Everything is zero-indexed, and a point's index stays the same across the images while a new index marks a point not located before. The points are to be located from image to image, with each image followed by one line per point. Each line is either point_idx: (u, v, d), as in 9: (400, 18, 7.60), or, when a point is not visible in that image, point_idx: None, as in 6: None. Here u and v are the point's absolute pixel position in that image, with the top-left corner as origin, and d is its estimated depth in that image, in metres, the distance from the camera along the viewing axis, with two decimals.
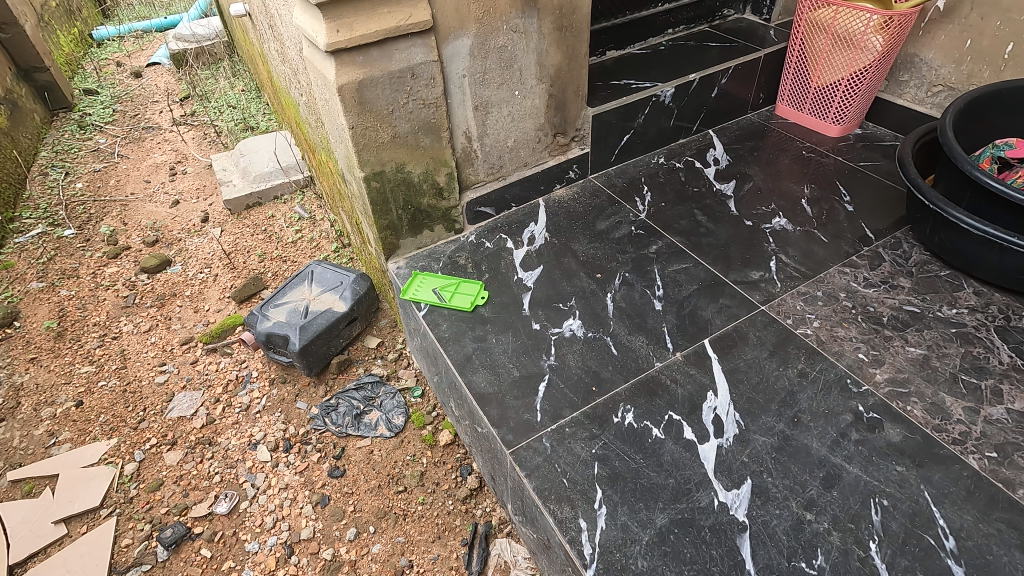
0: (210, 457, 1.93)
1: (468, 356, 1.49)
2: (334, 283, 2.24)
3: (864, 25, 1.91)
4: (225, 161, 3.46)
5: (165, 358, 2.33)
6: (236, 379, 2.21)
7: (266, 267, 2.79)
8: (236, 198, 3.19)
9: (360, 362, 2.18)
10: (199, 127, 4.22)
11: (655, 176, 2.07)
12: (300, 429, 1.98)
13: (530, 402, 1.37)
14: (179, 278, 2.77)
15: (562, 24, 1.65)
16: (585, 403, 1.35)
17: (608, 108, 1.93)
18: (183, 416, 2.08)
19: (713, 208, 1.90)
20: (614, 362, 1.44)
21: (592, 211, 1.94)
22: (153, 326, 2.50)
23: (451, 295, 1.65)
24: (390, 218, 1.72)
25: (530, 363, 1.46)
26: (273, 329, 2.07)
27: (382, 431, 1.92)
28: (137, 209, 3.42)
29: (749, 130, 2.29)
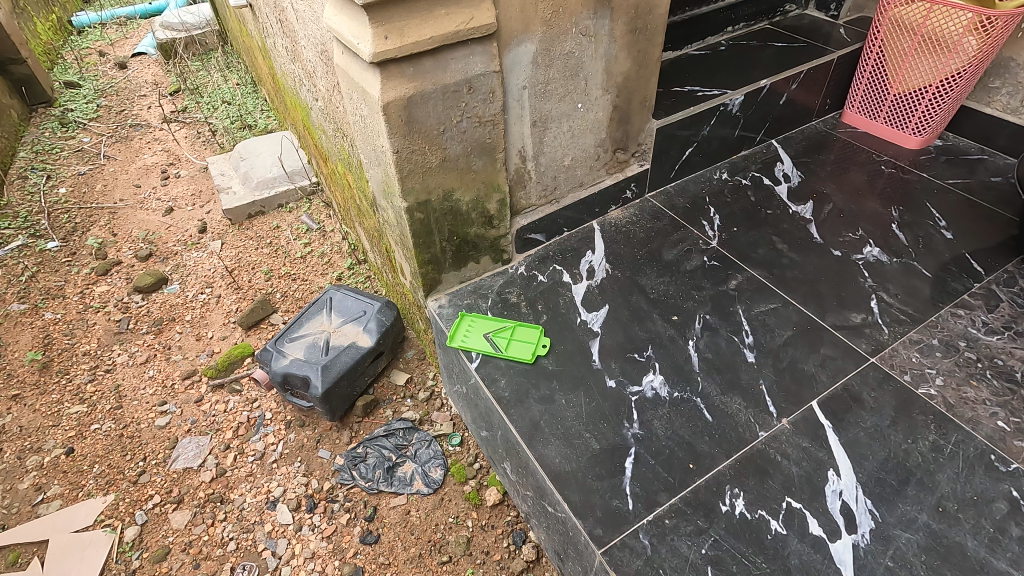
0: (223, 519, 1.70)
1: (535, 423, 1.27)
2: (356, 313, 2.01)
3: (960, 27, 1.68)
4: (223, 165, 3.18)
5: (166, 396, 2.09)
6: (247, 421, 1.98)
7: (274, 286, 2.54)
8: (236, 207, 2.93)
9: (388, 403, 1.95)
10: (191, 125, 3.92)
11: (720, 195, 1.84)
12: (324, 484, 1.76)
13: (617, 484, 1.15)
14: (177, 299, 2.51)
15: (636, 26, 1.41)
16: (683, 487, 1.14)
17: (674, 119, 1.71)
18: (189, 467, 1.85)
19: (793, 234, 1.68)
20: (710, 431, 1.22)
21: (655, 236, 1.71)
22: (150, 356, 2.25)
23: (508, 343, 1.43)
24: (432, 251, 1.48)
25: (609, 432, 1.23)
26: (291, 369, 1.83)
27: (419, 487, 1.71)
28: (127, 218, 3.14)
29: (816, 140, 2.07)
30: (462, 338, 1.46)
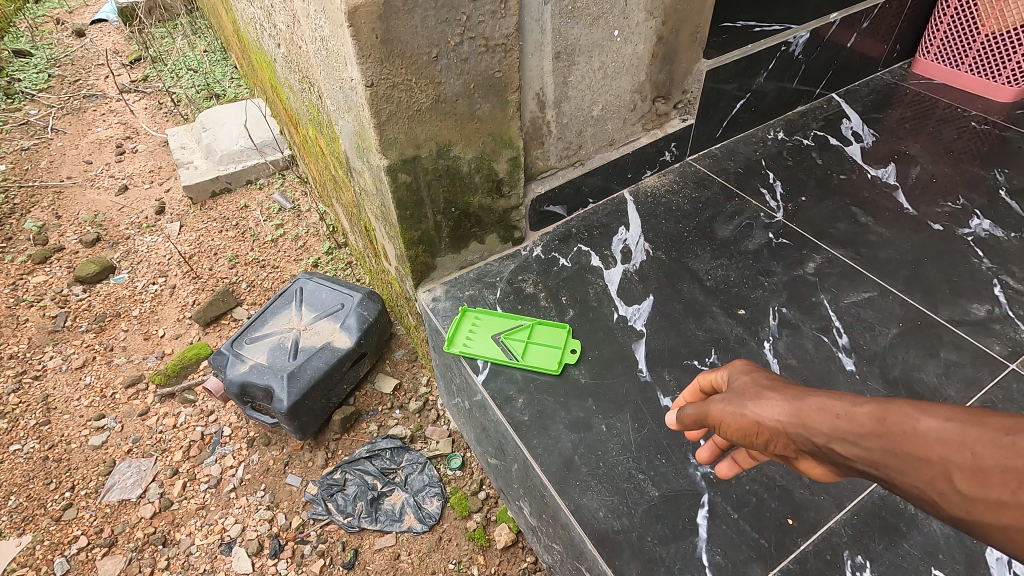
0: (165, 568, 1.36)
1: (568, 460, 0.93)
2: (331, 306, 1.65)
3: None
4: (184, 138, 2.79)
5: (104, 409, 1.73)
6: (200, 440, 1.63)
7: (239, 275, 2.18)
8: (197, 184, 2.54)
9: (371, 415, 1.61)
10: (152, 96, 3.51)
11: (779, 158, 1.49)
12: (292, 520, 1.42)
13: (689, 551, 0.82)
14: (124, 290, 2.14)
15: None
16: (785, 558, 0.81)
17: (729, 60, 1.35)
18: (126, 499, 1.50)
19: (877, 204, 1.34)
20: None
21: (704, 208, 1.37)
22: (89, 359, 1.89)
23: (527, 348, 1.09)
24: (424, 227, 1.13)
25: (672, 473, 0.90)
26: (250, 377, 1.48)
27: (410, 524, 1.38)
28: (74, 198, 2.75)
29: (885, 93, 1.72)
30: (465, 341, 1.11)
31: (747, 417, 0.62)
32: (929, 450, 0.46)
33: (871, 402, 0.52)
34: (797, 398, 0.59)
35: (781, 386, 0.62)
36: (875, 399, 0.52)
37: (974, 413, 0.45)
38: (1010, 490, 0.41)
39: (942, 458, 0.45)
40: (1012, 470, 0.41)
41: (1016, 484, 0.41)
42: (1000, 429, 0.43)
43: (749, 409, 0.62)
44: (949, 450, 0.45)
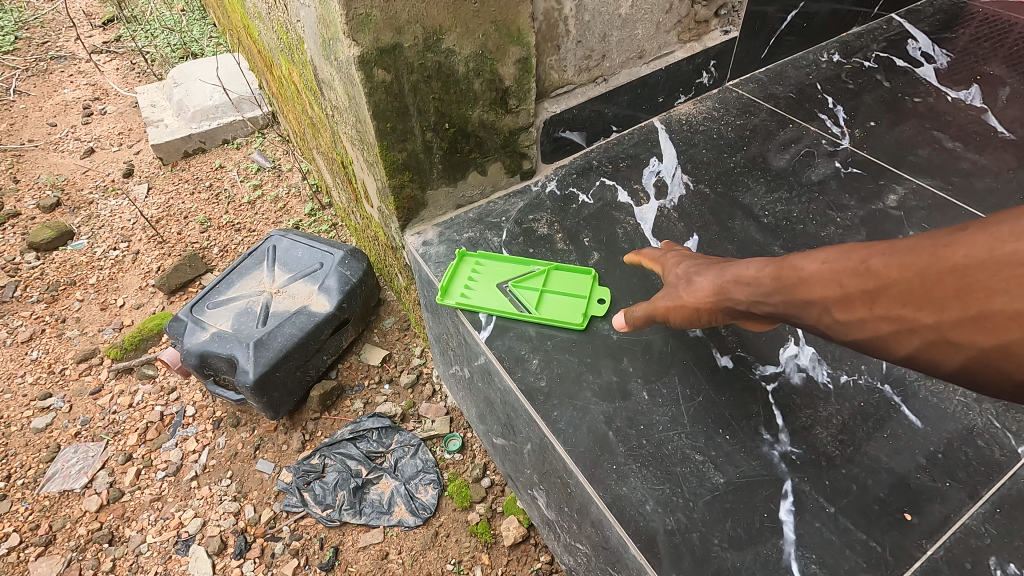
0: (111, 571, 1.15)
1: (600, 437, 0.71)
2: (308, 266, 1.42)
3: None
4: (155, 95, 2.54)
5: (51, 387, 1.51)
6: (159, 421, 1.40)
7: (211, 239, 1.94)
8: (167, 142, 2.30)
9: (356, 391, 1.39)
10: (125, 56, 3.25)
11: (837, 81, 1.25)
12: (262, 513, 1.20)
13: (773, 558, 0.60)
14: (82, 256, 1.90)
15: None
16: (907, 567, 0.59)
17: None
18: (69, 490, 1.28)
19: (963, 128, 1.10)
20: (925, 447, 0.67)
21: (752, 136, 1.13)
22: (36, 331, 1.66)
23: (542, 298, 0.86)
24: (410, 148, 0.89)
25: (742, 454, 0.67)
26: (211, 346, 1.25)
27: (401, 517, 1.16)
28: (35, 162, 2.51)
29: (953, 12, 1.47)
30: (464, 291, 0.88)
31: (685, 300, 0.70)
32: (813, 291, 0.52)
33: (775, 264, 0.58)
34: (723, 272, 0.66)
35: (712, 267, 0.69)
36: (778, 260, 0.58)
37: (846, 252, 0.50)
38: (874, 308, 0.46)
39: (822, 296, 0.51)
40: (869, 291, 0.46)
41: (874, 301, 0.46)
42: (864, 257, 0.48)
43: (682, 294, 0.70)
44: (827, 287, 0.51)
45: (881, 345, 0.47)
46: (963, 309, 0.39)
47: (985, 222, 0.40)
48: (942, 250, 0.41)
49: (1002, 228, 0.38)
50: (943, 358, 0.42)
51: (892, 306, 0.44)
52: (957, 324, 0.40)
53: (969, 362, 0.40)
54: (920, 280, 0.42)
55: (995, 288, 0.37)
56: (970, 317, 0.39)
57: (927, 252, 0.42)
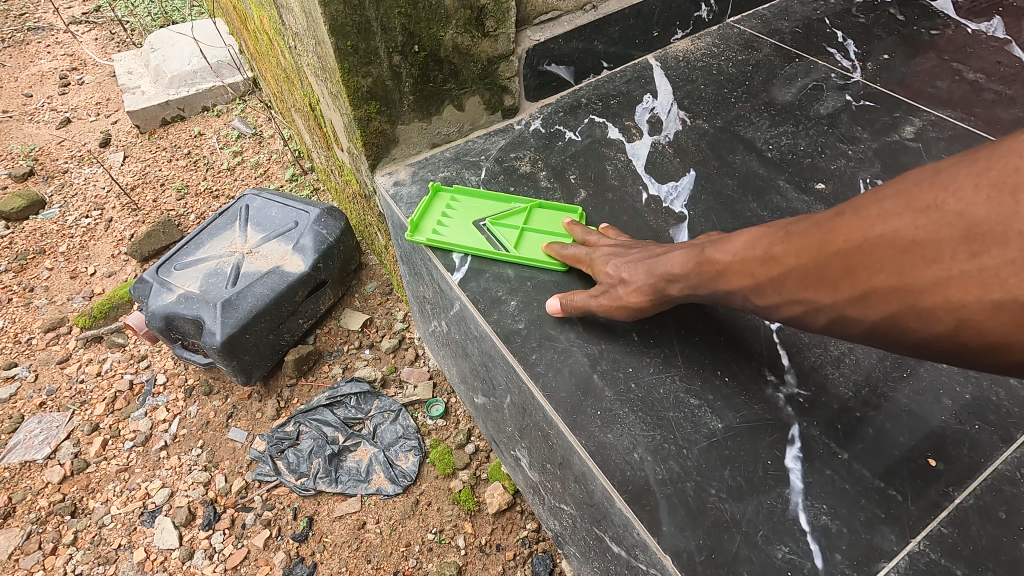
0: (72, 544, 1.08)
1: (584, 382, 0.63)
2: (282, 225, 1.33)
3: None
4: (131, 63, 2.44)
5: (16, 357, 1.44)
6: (128, 390, 1.33)
7: (188, 206, 1.86)
8: (144, 109, 2.20)
9: (335, 356, 1.31)
10: (104, 27, 3.14)
11: (847, 16, 1.16)
12: (233, 483, 1.13)
13: (778, 511, 0.52)
14: (53, 225, 1.82)
15: None
16: (932, 518, 0.51)
17: None
18: (31, 462, 1.21)
19: (986, 60, 1.01)
20: (952, 389, 0.59)
21: (755, 71, 1.04)
22: (3, 301, 1.58)
23: (522, 236, 0.78)
24: (376, 73, 0.81)
25: (743, 397, 0.60)
26: (177, 307, 1.18)
27: (379, 485, 1.09)
28: (9, 132, 2.42)
29: None
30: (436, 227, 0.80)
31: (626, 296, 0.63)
32: (730, 281, 0.53)
33: (690, 254, 0.58)
34: (653, 261, 0.62)
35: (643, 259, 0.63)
36: (693, 248, 0.58)
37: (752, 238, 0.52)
38: (782, 293, 0.49)
39: (737, 286, 0.53)
40: (777, 276, 0.49)
41: (782, 285, 0.48)
42: (766, 244, 0.50)
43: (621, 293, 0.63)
44: (740, 277, 0.52)
45: (797, 324, 0.49)
46: (855, 287, 0.43)
47: (859, 203, 0.43)
48: (830, 235, 0.44)
49: (872, 210, 0.41)
50: (850, 330, 0.45)
51: (799, 288, 0.47)
52: (849, 302, 0.43)
53: (872, 331, 0.43)
54: (815, 264, 0.45)
55: (876, 266, 0.41)
56: (860, 293, 0.42)
57: (819, 237, 0.45)
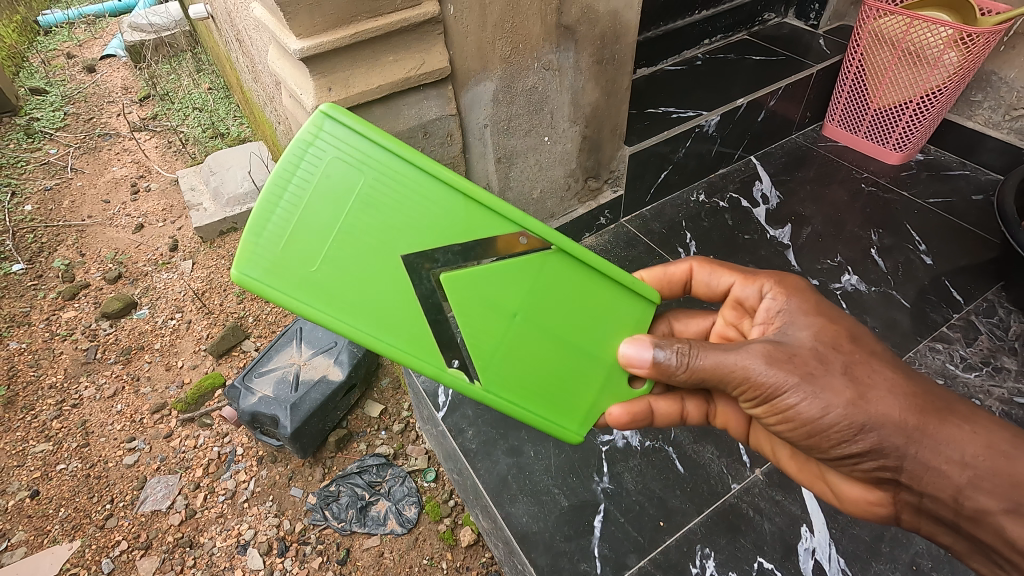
0: (192, 566, 1.67)
1: (503, 478, 1.22)
2: (327, 344, 1.95)
3: (937, 41, 1.63)
4: (193, 179, 3.08)
5: (134, 433, 2.03)
6: (217, 457, 1.92)
7: (247, 309, 2.46)
8: (207, 226, 2.81)
9: (362, 436, 1.91)
10: (162, 135, 3.80)
11: (698, 219, 1.79)
12: (296, 525, 1.72)
13: (585, 546, 1.12)
14: (147, 326, 2.45)
15: (603, 56, 1.34)
16: (654, 550, 1.11)
17: (649, 144, 1.65)
18: (158, 510, 1.80)
19: (772, 261, 1.64)
20: (681, 485, 1.20)
21: (630, 266, 1.66)
22: (119, 388, 2.19)
23: (520, 313, 0.92)
24: None
25: (581, 488, 1.21)
26: (259, 407, 1.77)
27: (393, 527, 1.68)
28: (95, 235, 3.04)
29: (796, 156, 2.03)
30: (254, 244, 0.73)
31: (603, 413, 1.06)
32: None
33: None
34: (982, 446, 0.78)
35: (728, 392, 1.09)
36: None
37: None
38: None
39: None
40: None
41: None
42: None
43: (655, 402, 1.07)
44: None
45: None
46: None
47: None
48: None
49: None
50: None
51: None
52: None
53: None
54: None
55: None
56: None
57: None
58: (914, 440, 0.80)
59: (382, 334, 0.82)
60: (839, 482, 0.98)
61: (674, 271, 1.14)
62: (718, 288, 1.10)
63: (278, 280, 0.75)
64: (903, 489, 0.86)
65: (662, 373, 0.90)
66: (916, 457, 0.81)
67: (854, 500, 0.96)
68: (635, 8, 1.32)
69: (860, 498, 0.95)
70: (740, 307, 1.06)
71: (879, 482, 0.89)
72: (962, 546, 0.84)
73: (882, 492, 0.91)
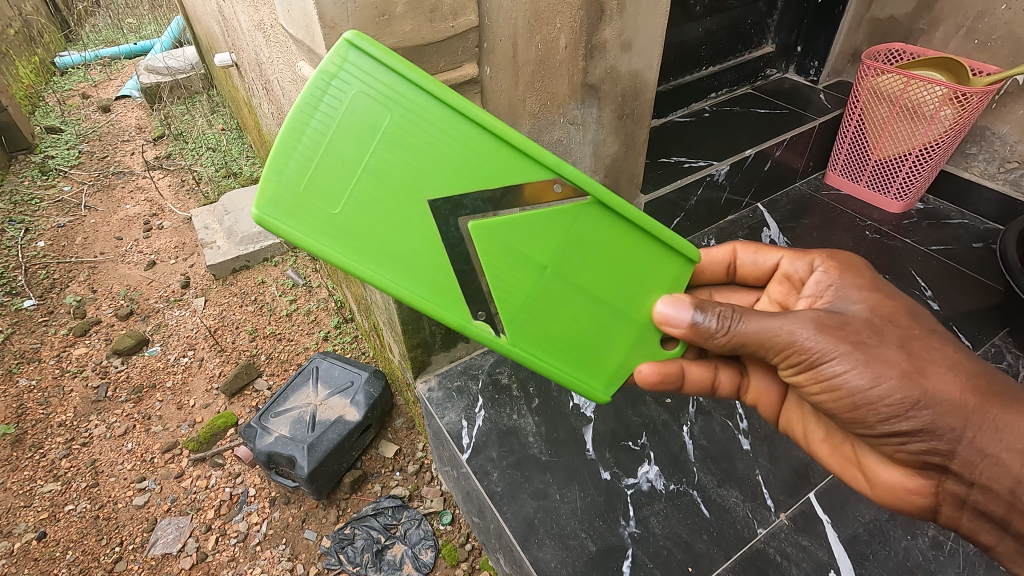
0: None
1: (529, 521, 1.23)
2: (343, 383, 1.97)
3: (933, 98, 1.73)
4: (207, 218, 3.13)
5: (145, 472, 2.02)
6: (229, 499, 1.90)
7: (259, 348, 2.47)
8: (220, 263, 2.85)
9: (376, 477, 1.90)
10: (175, 174, 3.88)
11: None
12: (310, 569, 1.70)
13: None
14: (159, 363, 2.45)
15: (624, 111, 1.42)
16: None
17: (664, 192, 1.72)
18: (169, 553, 1.77)
19: None
20: (708, 529, 1.21)
21: None
22: (130, 427, 2.18)
23: (549, 265, 0.95)
24: (422, 335, 1.45)
25: (608, 532, 1.21)
26: (277, 447, 1.77)
27: (409, 571, 1.65)
28: (107, 272, 3.06)
29: (801, 203, 2.11)
30: (277, 182, 0.77)
31: (631, 372, 1.09)
32: None
33: None
34: None
35: (767, 370, 1.15)
36: None
37: None
38: None
39: None
40: None
41: None
42: None
43: (687, 366, 1.11)
44: None
45: None
46: None
47: None
48: None
49: None
50: None
51: None
52: None
53: None
54: None
55: None
56: None
57: None
58: (973, 423, 0.83)
59: (405, 279, 0.86)
60: (875, 466, 1.01)
61: (718, 254, 1.18)
62: (764, 266, 1.17)
63: (301, 218, 0.79)
64: (951, 478, 0.90)
65: (698, 336, 0.93)
66: (972, 441, 0.84)
67: (889, 486, 0.99)
68: (654, 68, 1.41)
69: (897, 483, 0.98)
70: (788, 281, 1.12)
71: (923, 468, 0.93)
72: (1007, 546, 0.89)
73: (924, 479, 0.94)
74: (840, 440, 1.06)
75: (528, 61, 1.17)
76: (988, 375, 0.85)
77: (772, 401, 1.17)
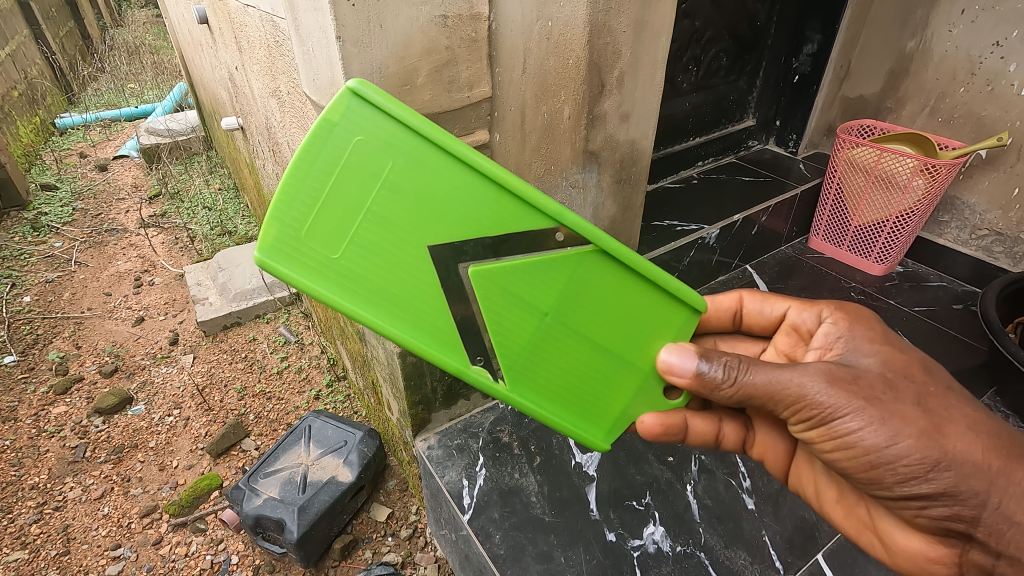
0: None
1: None
2: (336, 443, 1.92)
3: (905, 169, 1.85)
4: (200, 275, 3.13)
5: (121, 539, 1.91)
6: (210, 567, 1.80)
7: (247, 406, 2.41)
8: (212, 319, 2.82)
9: (367, 542, 1.83)
10: (169, 231, 3.90)
11: None
12: None
13: None
14: (142, 422, 2.38)
15: (622, 176, 1.50)
16: None
17: (659, 253, 1.79)
18: None
19: None
20: None
21: None
22: (107, 490, 2.08)
23: (549, 312, 0.97)
24: (423, 391, 1.44)
25: None
26: (265, 510, 1.70)
27: None
28: (93, 328, 3.01)
29: (787, 265, 2.19)
30: (280, 227, 0.80)
31: (631, 420, 1.11)
32: None
33: None
34: None
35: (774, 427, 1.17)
36: None
37: None
38: None
39: None
40: None
41: None
42: None
43: (690, 419, 1.13)
44: None
45: None
46: None
47: None
48: None
49: None
50: None
51: None
52: None
53: None
54: None
55: None
56: None
57: None
58: (999, 486, 0.85)
59: (406, 323, 0.89)
60: (894, 533, 1.02)
61: (724, 301, 1.23)
62: (771, 315, 1.21)
63: (301, 261, 0.82)
64: (975, 547, 0.91)
65: (704, 386, 0.95)
66: (997, 507, 0.86)
67: (910, 554, 1.00)
68: (649, 137, 1.50)
69: (918, 552, 0.99)
70: (796, 333, 1.17)
71: (945, 536, 0.95)
72: None
73: (947, 549, 0.96)
74: (854, 502, 1.08)
75: (535, 129, 1.25)
76: (987, 429, 0.88)
77: (779, 456, 1.18)
